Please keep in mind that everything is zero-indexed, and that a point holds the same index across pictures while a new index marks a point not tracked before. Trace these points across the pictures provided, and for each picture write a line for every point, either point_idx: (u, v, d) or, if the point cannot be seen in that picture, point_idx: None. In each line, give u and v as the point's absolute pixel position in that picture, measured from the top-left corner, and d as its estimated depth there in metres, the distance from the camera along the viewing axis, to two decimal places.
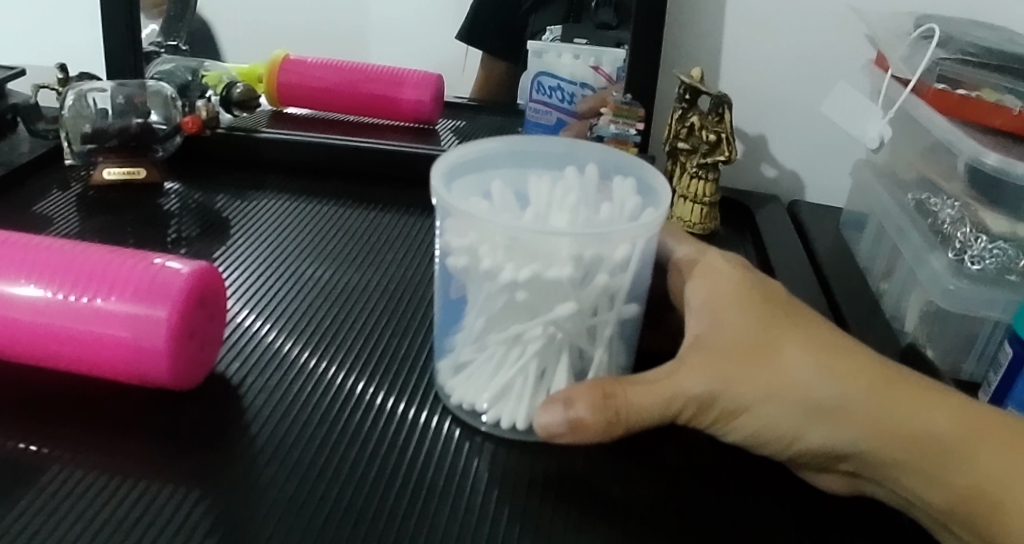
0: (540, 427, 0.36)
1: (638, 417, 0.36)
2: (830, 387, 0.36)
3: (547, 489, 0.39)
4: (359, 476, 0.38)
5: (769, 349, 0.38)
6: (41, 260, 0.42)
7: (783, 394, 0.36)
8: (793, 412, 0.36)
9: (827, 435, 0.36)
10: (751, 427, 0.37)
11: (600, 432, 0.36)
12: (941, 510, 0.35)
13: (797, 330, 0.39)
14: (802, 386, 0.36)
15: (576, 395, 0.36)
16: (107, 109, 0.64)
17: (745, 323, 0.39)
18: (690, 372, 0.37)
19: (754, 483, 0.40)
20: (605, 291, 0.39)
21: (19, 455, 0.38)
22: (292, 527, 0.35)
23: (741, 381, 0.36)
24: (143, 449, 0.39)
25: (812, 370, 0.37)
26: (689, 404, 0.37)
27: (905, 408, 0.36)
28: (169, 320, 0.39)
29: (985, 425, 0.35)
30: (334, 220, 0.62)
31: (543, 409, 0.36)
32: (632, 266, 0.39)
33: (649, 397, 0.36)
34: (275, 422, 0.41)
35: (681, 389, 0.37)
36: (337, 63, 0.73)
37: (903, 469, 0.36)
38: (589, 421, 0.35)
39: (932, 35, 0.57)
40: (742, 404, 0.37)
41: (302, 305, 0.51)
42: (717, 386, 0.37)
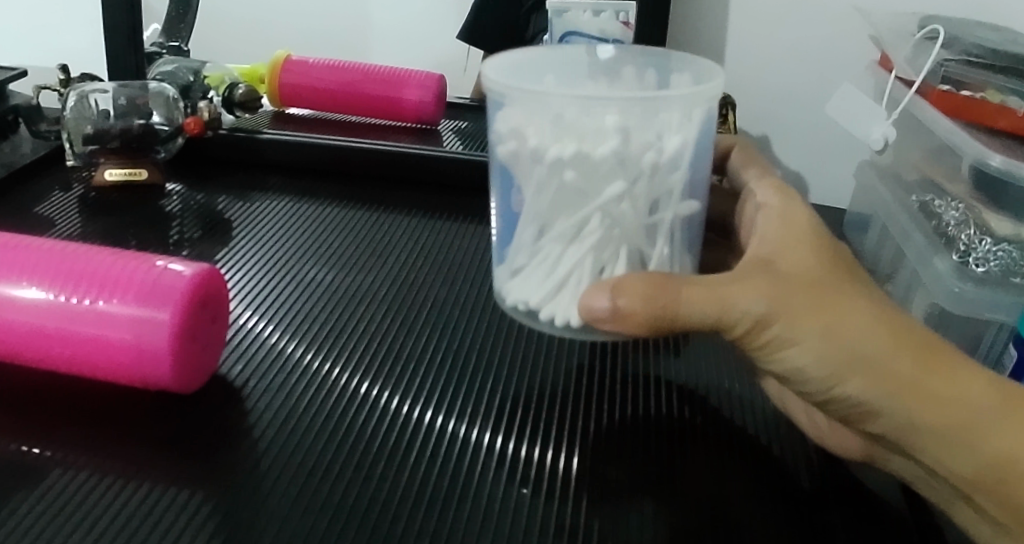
0: (586, 308, 0.38)
1: (689, 316, 0.37)
2: (878, 340, 0.36)
3: (571, 472, 0.39)
4: (363, 478, 0.38)
5: (825, 288, 0.37)
6: (44, 262, 0.41)
7: (828, 329, 0.36)
8: (836, 357, 0.36)
9: (865, 386, 0.36)
10: (796, 364, 0.37)
11: (645, 325, 0.37)
12: (964, 481, 0.35)
13: (851, 274, 0.39)
14: (853, 329, 0.36)
15: (626, 284, 0.37)
16: (110, 111, 0.63)
17: (800, 263, 0.39)
18: (741, 288, 0.37)
19: (761, 483, 0.40)
20: (661, 175, 0.39)
21: (21, 458, 0.38)
22: (295, 530, 0.35)
23: (791, 305, 0.36)
24: (145, 453, 0.39)
25: (866, 309, 0.37)
26: (742, 320, 0.37)
27: (942, 378, 0.35)
28: (171, 322, 0.39)
29: (1014, 399, 0.35)
30: (336, 221, 0.62)
31: (590, 291, 0.38)
32: (687, 150, 0.39)
33: (703, 298, 0.37)
34: (280, 424, 0.41)
35: (735, 301, 0.37)
36: (336, 63, 0.73)
37: (932, 440, 0.35)
38: (631, 309, 0.37)
39: (937, 36, 0.56)
40: (793, 333, 0.36)
41: (311, 306, 0.51)
42: (771, 309, 0.36)
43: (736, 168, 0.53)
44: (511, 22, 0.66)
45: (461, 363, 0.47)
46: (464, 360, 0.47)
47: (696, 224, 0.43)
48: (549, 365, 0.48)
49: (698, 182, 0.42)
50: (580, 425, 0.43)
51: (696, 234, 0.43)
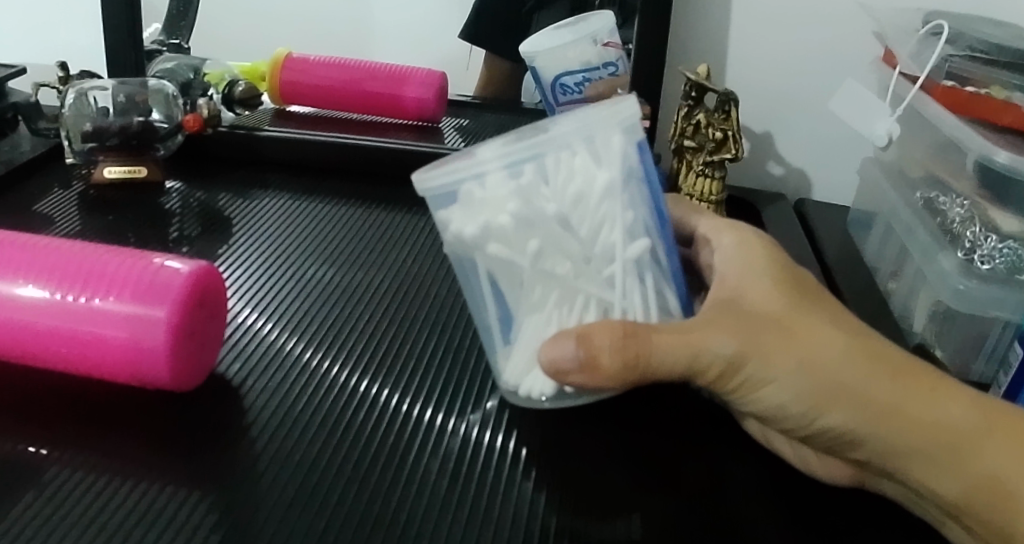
0: (549, 361, 0.36)
1: (659, 365, 0.36)
2: (849, 382, 0.36)
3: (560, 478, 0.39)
4: (362, 477, 0.38)
5: (797, 322, 0.37)
6: (40, 260, 0.41)
7: (802, 365, 0.36)
8: (810, 398, 0.36)
9: (844, 420, 0.35)
10: (775, 402, 0.36)
11: (614, 373, 0.36)
12: (952, 503, 0.35)
13: (816, 310, 0.38)
14: (829, 363, 0.36)
15: (594, 330, 0.36)
16: (109, 108, 0.63)
17: (768, 296, 0.39)
18: (715, 331, 0.36)
19: (758, 487, 0.39)
20: (597, 214, 0.37)
21: (18, 457, 0.38)
22: (294, 527, 0.35)
23: (762, 344, 0.36)
24: (142, 451, 0.39)
25: (836, 346, 0.36)
26: (714, 363, 0.36)
27: (924, 408, 0.35)
28: (168, 320, 0.39)
29: (996, 416, 0.36)
30: (334, 219, 0.61)
31: (557, 339, 0.36)
32: (615, 187, 0.37)
33: (672, 345, 0.36)
34: (278, 421, 0.41)
35: (708, 345, 0.36)
36: (339, 61, 0.73)
37: (920, 464, 0.35)
38: (603, 359, 0.35)
39: (941, 31, 0.56)
40: (764, 379, 0.36)
41: (305, 305, 0.51)
42: (742, 349, 0.36)
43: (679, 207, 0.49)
44: (513, 20, 0.66)
45: (462, 361, 0.47)
46: (466, 359, 0.47)
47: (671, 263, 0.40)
48: None
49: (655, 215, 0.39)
50: (565, 429, 0.42)
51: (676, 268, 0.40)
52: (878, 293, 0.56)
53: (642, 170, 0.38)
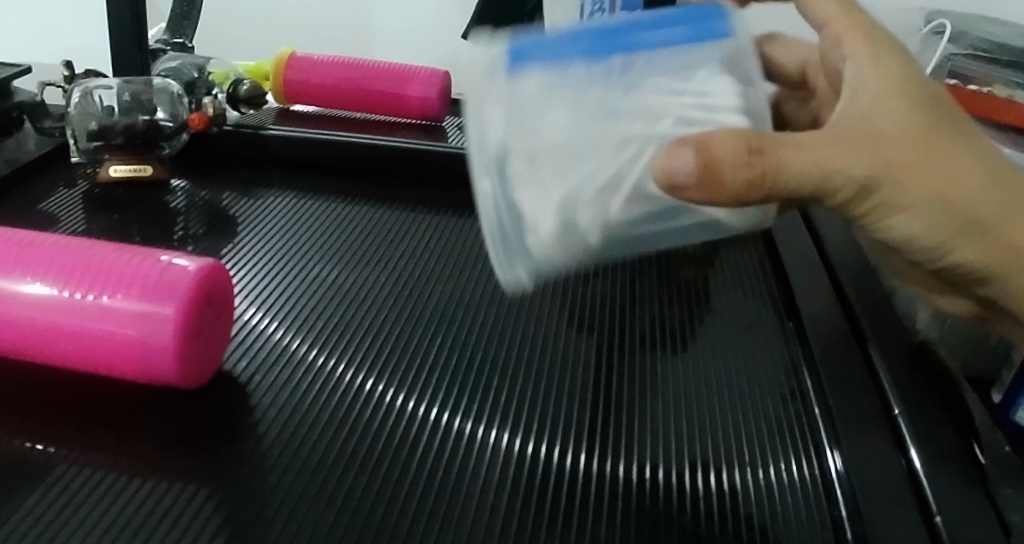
0: (663, 170, 0.30)
1: (784, 182, 0.31)
2: (974, 201, 0.34)
3: (565, 481, 0.39)
4: (369, 474, 0.38)
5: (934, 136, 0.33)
6: (47, 258, 0.41)
7: (929, 181, 0.33)
8: (945, 218, 0.34)
9: (958, 242, 0.35)
10: (893, 220, 0.34)
11: (736, 191, 0.31)
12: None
13: (952, 115, 0.34)
14: (954, 181, 0.33)
15: (715, 140, 0.30)
16: (114, 107, 0.64)
17: (905, 114, 0.33)
18: (847, 150, 0.32)
19: (756, 495, 0.40)
20: (607, 83, 0.31)
21: (25, 455, 0.38)
22: (303, 525, 0.35)
23: (895, 163, 0.32)
24: (149, 449, 0.39)
25: (972, 161, 0.33)
26: (841, 185, 0.32)
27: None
28: (176, 317, 0.39)
29: None
30: (338, 218, 0.61)
31: (672, 146, 0.30)
32: (580, 56, 0.31)
33: (802, 162, 0.31)
34: (285, 419, 0.41)
35: (837, 166, 0.32)
36: (343, 61, 0.75)
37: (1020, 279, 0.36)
38: (727, 179, 0.30)
39: (944, 31, 0.58)
40: (902, 197, 0.33)
41: (310, 304, 0.51)
42: (873, 169, 0.32)
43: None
44: None
45: (467, 360, 0.47)
46: (471, 359, 0.47)
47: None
48: (567, 367, 0.47)
49: (620, 34, 0.32)
50: (569, 430, 0.42)
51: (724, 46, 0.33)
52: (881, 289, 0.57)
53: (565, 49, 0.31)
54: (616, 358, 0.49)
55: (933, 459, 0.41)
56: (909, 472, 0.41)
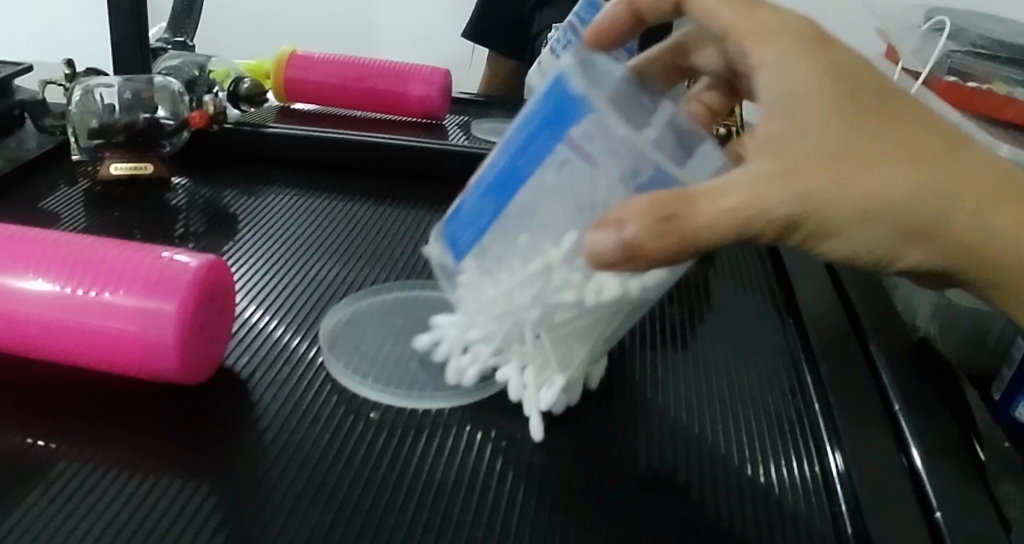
0: (591, 249, 0.32)
1: (705, 236, 0.31)
2: (922, 201, 0.31)
3: (566, 479, 0.39)
4: (370, 471, 0.38)
5: (865, 155, 0.31)
6: (48, 254, 0.41)
7: (871, 206, 0.31)
8: (892, 232, 0.32)
9: (923, 258, 0.33)
10: (844, 251, 0.33)
11: (660, 253, 0.31)
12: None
13: (875, 118, 0.31)
14: (899, 200, 0.31)
15: (627, 210, 0.31)
16: (115, 104, 0.64)
17: (828, 136, 0.31)
18: (771, 187, 0.31)
19: (757, 490, 0.40)
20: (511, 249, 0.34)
21: (28, 452, 0.38)
22: (304, 522, 0.35)
23: (827, 197, 0.31)
24: (152, 445, 0.39)
25: (901, 163, 0.31)
26: (771, 226, 0.31)
27: (1004, 228, 0.33)
28: (178, 313, 0.39)
29: None
30: (339, 215, 0.62)
31: (597, 228, 0.32)
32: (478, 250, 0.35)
33: (720, 215, 0.31)
34: (287, 416, 0.41)
35: (762, 208, 0.31)
36: (345, 60, 0.75)
37: (993, 269, 0.34)
38: (643, 243, 0.31)
39: (943, 28, 0.58)
40: (834, 223, 0.31)
41: (312, 301, 0.51)
42: (802, 206, 0.31)
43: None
44: None
45: None
46: None
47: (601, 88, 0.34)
48: None
49: (503, 183, 0.34)
50: (570, 427, 0.43)
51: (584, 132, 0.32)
52: (882, 286, 0.57)
53: (466, 240, 0.36)
54: (616, 355, 0.49)
55: (934, 456, 0.41)
56: (910, 469, 0.41)
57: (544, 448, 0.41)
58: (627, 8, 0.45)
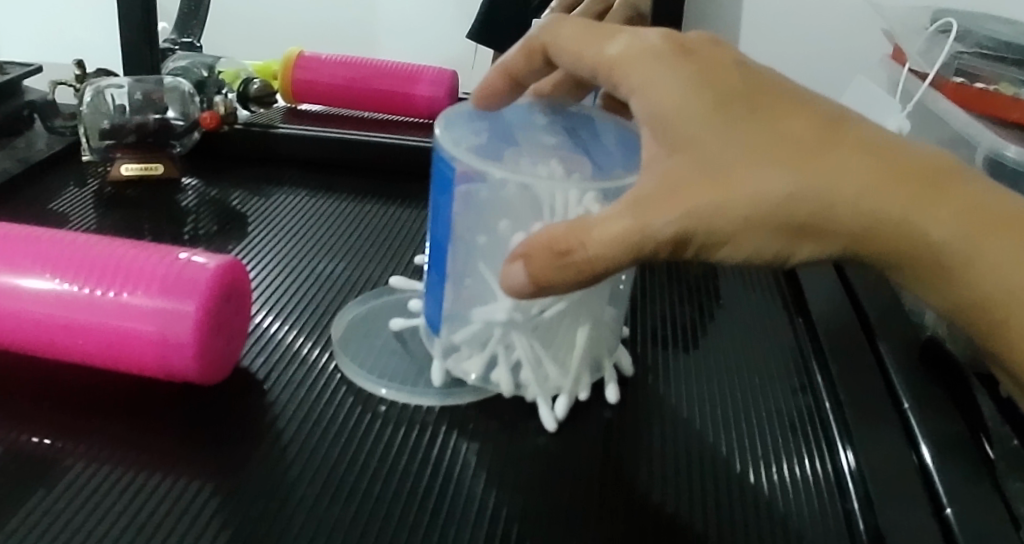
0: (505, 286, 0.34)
1: (602, 258, 0.32)
2: (806, 199, 0.31)
3: (580, 479, 0.39)
4: (386, 471, 0.38)
5: (734, 170, 0.32)
6: (66, 255, 0.41)
7: (755, 214, 0.31)
8: (784, 234, 0.32)
9: (825, 253, 0.33)
10: (744, 257, 0.33)
11: (564, 281, 0.33)
12: (957, 307, 0.34)
13: (739, 133, 0.32)
14: (785, 201, 0.31)
15: (529, 250, 0.33)
16: (126, 105, 0.64)
17: (697, 156, 0.32)
18: (650, 209, 0.32)
19: (771, 487, 0.40)
20: (467, 289, 0.42)
21: (47, 453, 0.38)
22: (322, 521, 0.35)
23: (707, 213, 0.31)
24: (170, 446, 0.39)
25: (774, 167, 0.31)
26: (659, 243, 0.32)
27: (901, 214, 0.32)
28: (196, 314, 0.39)
29: (985, 213, 0.33)
30: (348, 216, 0.62)
31: (510, 261, 0.34)
32: (443, 308, 0.43)
33: (611, 238, 0.32)
34: (303, 417, 0.42)
35: (645, 229, 0.31)
36: (348, 60, 0.75)
37: (899, 254, 0.33)
38: (544, 276, 0.33)
39: (950, 29, 0.58)
40: (722, 233, 0.32)
41: (323, 301, 0.51)
42: (685, 222, 0.31)
43: (561, 41, 0.40)
44: None
45: None
46: None
47: (471, 140, 0.41)
48: None
49: (438, 256, 0.42)
50: (585, 427, 0.43)
51: (460, 182, 0.39)
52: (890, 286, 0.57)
53: (434, 311, 0.44)
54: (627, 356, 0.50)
55: (944, 452, 0.41)
56: (921, 466, 0.41)
57: (559, 446, 0.41)
58: (504, 76, 0.43)
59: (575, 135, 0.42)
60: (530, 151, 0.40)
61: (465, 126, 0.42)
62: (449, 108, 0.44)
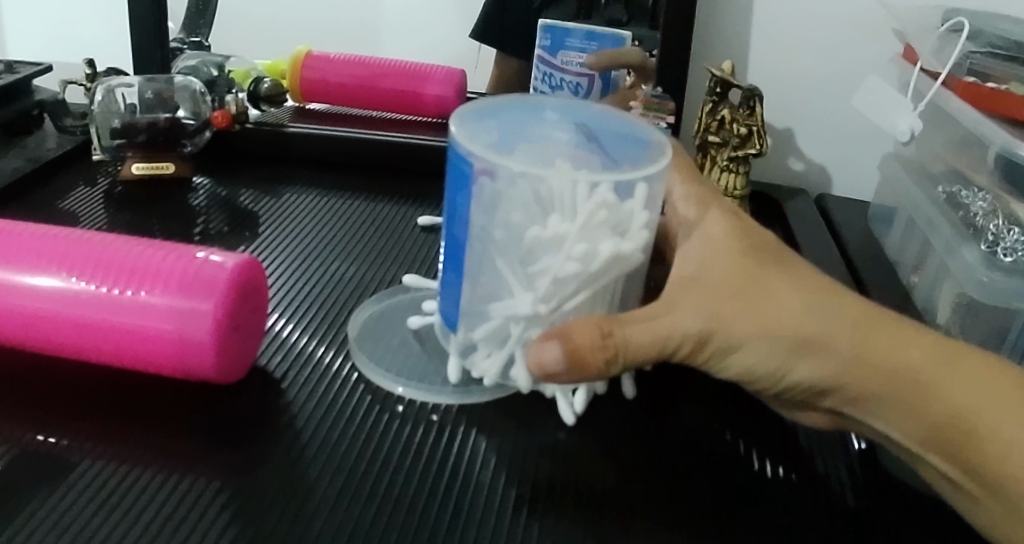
0: (536, 363, 0.35)
1: (633, 353, 0.36)
2: (806, 317, 0.36)
3: (601, 479, 0.39)
4: (406, 469, 0.38)
5: (754, 282, 0.37)
6: (83, 253, 0.41)
7: (765, 326, 0.36)
8: (783, 347, 0.36)
9: (813, 373, 0.37)
10: (742, 366, 0.37)
11: (596, 370, 0.35)
12: (917, 441, 0.36)
13: (768, 265, 0.38)
14: (789, 318, 0.36)
15: (572, 330, 0.35)
16: (136, 104, 0.63)
17: (725, 266, 0.38)
18: (683, 310, 0.36)
19: (788, 481, 0.40)
20: (481, 287, 0.40)
21: (65, 452, 0.38)
22: (342, 520, 0.35)
23: (729, 319, 0.36)
24: (188, 444, 0.39)
25: (788, 293, 0.37)
26: (684, 342, 0.36)
27: (880, 345, 0.36)
28: (215, 313, 0.39)
29: (953, 355, 0.36)
30: (358, 215, 0.62)
31: (540, 342, 0.36)
32: (460, 305, 0.42)
33: (645, 331, 0.36)
34: (320, 416, 0.41)
35: (676, 326, 0.36)
36: (358, 58, 0.75)
37: (876, 378, 0.36)
38: (586, 354, 0.35)
39: (962, 29, 0.58)
40: (735, 339, 0.37)
41: (335, 301, 0.51)
42: (706, 325, 0.36)
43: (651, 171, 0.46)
44: (536, 16, 0.67)
45: None
46: None
47: (485, 137, 0.40)
48: None
49: (455, 254, 0.41)
50: (603, 425, 0.43)
51: (477, 177, 0.38)
52: (901, 286, 0.57)
53: (451, 309, 0.42)
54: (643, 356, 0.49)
55: None
56: None
57: (578, 445, 0.41)
58: None
59: (586, 135, 0.41)
60: (542, 150, 0.40)
61: (478, 124, 0.41)
62: (462, 104, 0.43)
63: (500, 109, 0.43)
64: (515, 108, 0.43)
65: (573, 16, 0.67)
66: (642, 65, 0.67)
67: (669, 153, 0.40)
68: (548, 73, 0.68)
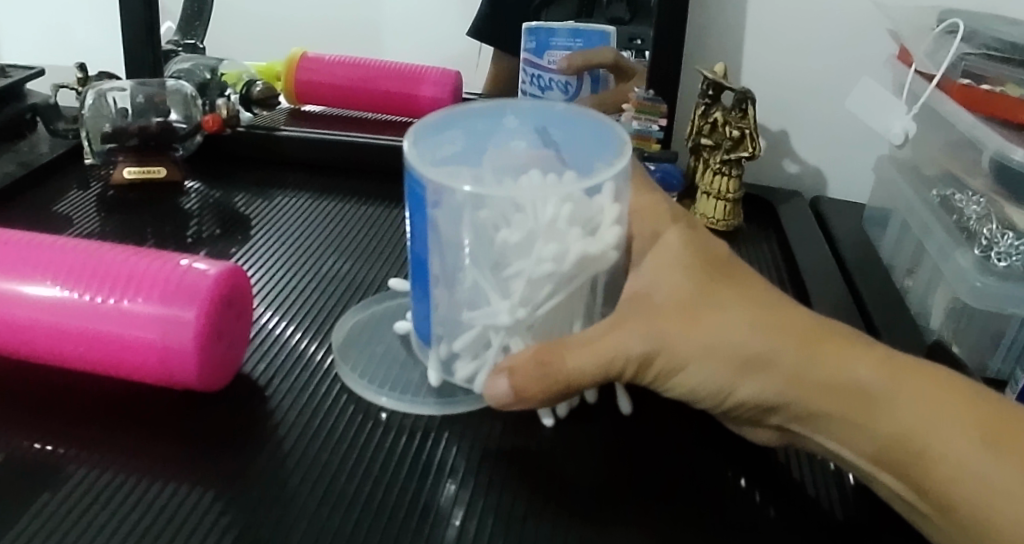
0: (488, 396, 0.37)
1: (576, 377, 0.36)
2: (753, 336, 0.37)
3: (562, 491, 0.38)
4: (387, 477, 0.38)
5: (698, 303, 0.38)
6: (67, 262, 0.41)
7: (710, 347, 0.37)
8: (730, 368, 0.37)
9: (760, 389, 0.37)
10: (690, 385, 0.38)
11: (539, 395, 0.36)
12: (866, 457, 0.36)
13: (715, 286, 0.39)
14: (734, 337, 0.37)
15: (516, 362, 0.36)
16: (128, 109, 0.64)
17: (676, 286, 0.39)
18: (627, 330, 0.37)
19: (768, 486, 0.40)
20: (456, 296, 0.40)
21: (51, 458, 0.38)
22: (323, 528, 0.35)
23: (672, 340, 0.37)
24: (171, 452, 0.39)
25: (733, 313, 0.37)
26: (628, 364, 0.37)
27: (826, 363, 0.36)
28: (197, 322, 0.39)
29: (906, 370, 0.36)
30: (349, 217, 0.62)
31: (491, 374, 0.37)
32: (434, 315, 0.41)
33: (588, 351, 0.36)
34: (303, 423, 0.42)
35: (621, 347, 0.37)
36: (352, 60, 0.75)
37: (827, 396, 0.36)
38: (527, 387, 0.36)
39: (956, 30, 0.58)
40: (681, 358, 0.37)
41: (324, 302, 0.51)
42: (648, 346, 0.37)
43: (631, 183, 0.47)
44: (529, 18, 0.67)
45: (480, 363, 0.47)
46: None
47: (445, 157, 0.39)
48: None
49: (426, 267, 0.40)
50: (574, 434, 0.42)
51: (441, 196, 0.37)
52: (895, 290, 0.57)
53: (426, 319, 0.42)
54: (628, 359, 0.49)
55: None
56: None
57: (552, 449, 0.41)
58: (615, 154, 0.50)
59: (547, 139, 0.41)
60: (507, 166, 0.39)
61: (437, 142, 0.40)
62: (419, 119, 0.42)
63: (456, 117, 0.41)
64: (471, 116, 0.42)
65: (575, 14, 0.66)
66: (616, 62, 0.67)
67: (630, 150, 0.40)
68: (536, 75, 0.68)
